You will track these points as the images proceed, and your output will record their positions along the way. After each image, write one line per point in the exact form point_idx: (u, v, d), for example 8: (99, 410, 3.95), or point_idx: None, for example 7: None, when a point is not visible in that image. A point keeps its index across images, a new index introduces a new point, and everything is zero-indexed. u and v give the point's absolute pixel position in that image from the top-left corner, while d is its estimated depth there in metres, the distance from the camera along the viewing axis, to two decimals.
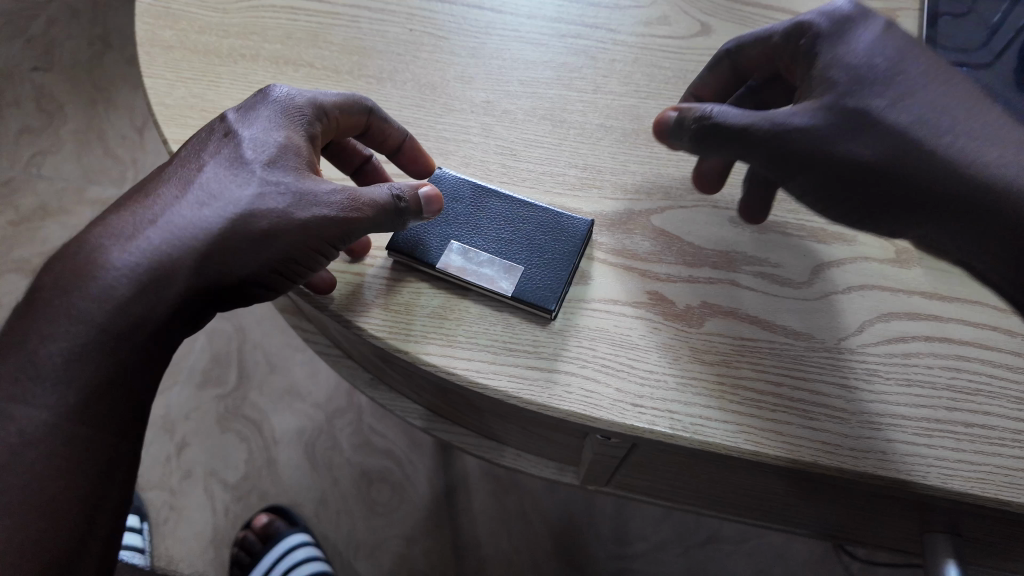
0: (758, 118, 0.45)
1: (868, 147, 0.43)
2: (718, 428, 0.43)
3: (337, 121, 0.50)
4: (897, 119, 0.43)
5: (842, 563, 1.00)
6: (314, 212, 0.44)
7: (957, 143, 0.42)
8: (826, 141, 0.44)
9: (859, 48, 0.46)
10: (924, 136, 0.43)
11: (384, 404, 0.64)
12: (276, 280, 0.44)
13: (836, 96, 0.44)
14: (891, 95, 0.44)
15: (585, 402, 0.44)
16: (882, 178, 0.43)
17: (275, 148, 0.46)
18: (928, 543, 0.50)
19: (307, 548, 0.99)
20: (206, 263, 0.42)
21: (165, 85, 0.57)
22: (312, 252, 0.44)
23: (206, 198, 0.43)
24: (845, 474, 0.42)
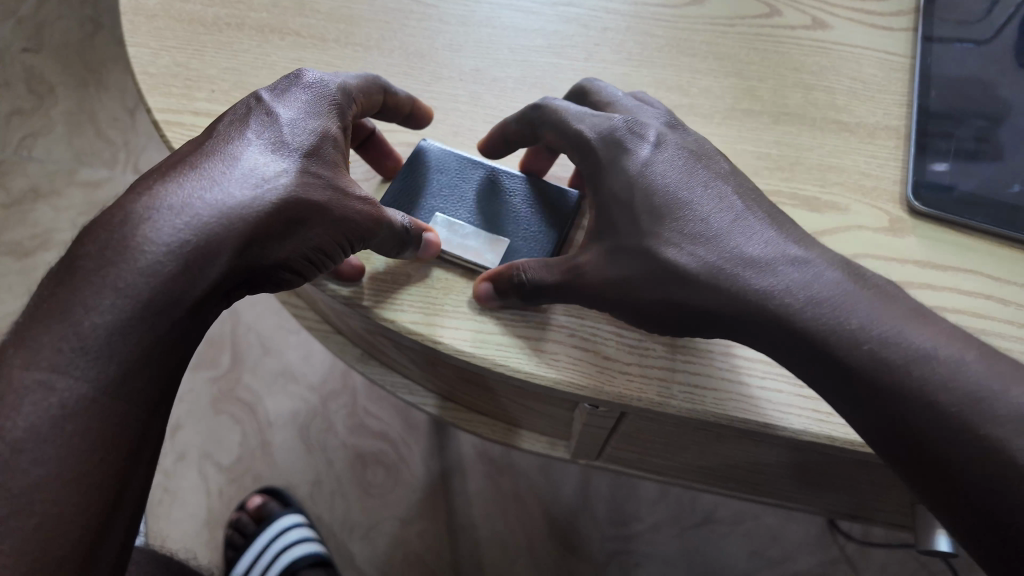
0: (553, 274, 0.43)
1: (656, 284, 0.42)
2: (708, 397, 0.42)
3: (361, 105, 0.48)
4: (675, 257, 0.42)
5: (836, 544, 1.00)
6: (350, 212, 0.43)
7: (745, 273, 0.41)
8: (623, 279, 0.43)
9: (636, 168, 0.45)
10: (710, 263, 0.42)
11: (374, 379, 0.64)
12: (301, 273, 0.43)
13: (614, 237, 0.44)
14: (671, 226, 0.43)
15: (570, 369, 0.43)
16: (682, 317, 0.42)
17: (316, 135, 0.44)
18: (921, 515, 0.50)
19: (300, 530, 0.98)
20: (247, 252, 0.39)
21: (149, 54, 0.56)
22: (337, 252, 0.43)
23: (255, 180, 0.40)
24: (837, 442, 0.41)
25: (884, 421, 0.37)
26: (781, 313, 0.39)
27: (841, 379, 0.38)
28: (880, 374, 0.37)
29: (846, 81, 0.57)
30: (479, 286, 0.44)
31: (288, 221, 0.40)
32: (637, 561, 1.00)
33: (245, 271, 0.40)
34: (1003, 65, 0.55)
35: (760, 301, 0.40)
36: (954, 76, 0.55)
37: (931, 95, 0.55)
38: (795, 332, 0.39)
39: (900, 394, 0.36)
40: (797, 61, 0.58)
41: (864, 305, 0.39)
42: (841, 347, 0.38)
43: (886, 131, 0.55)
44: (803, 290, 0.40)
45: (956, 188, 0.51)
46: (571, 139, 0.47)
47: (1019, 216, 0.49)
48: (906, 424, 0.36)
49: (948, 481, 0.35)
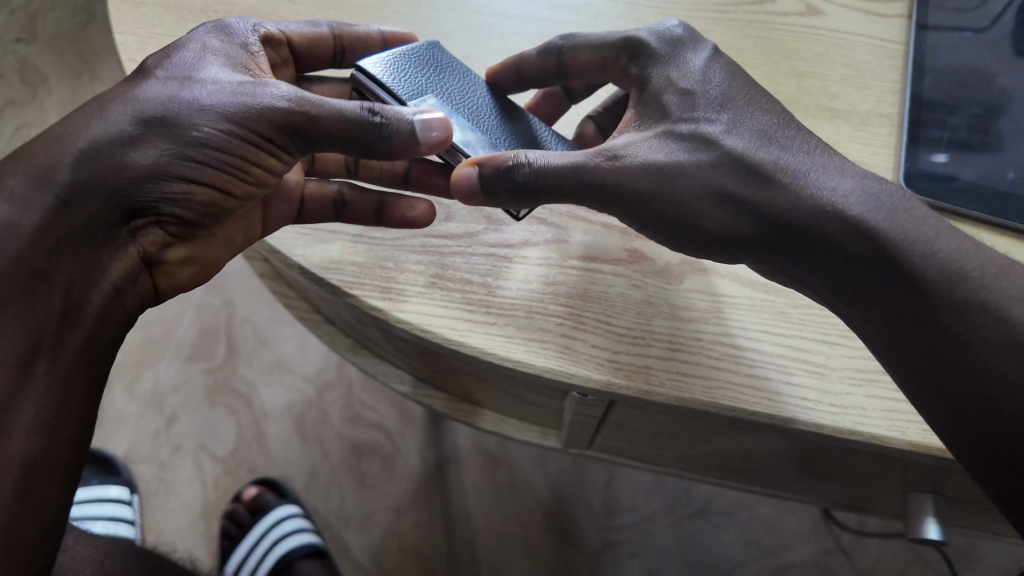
0: (585, 160, 0.42)
1: (717, 176, 0.42)
2: (695, 383, 0.42)
3: (295, 44, 0.52)
4: (733, 146, 0.43)
5: (832, 534, 1.00)
6: (227, 97, 0.42)
7: (805, 170, 0.42)
8: (675, 169, 0.42)
9: (693, 72, 0.46)
10: (765, 154, 0.43)
11: (365, 369, 0.63)
12: (192, 180, 0.43)
13: (672, 123, 0.44)
14: (729, 118, 0.44)
15: (558, 356, 0.43)
16: (737, 211, 0.42)
17: (185, 48, 0.45)
18: (911, 504, 0.50)
19: (296, 520, 0.98)
20: (100, 164, 0.41)
21: (136, 41, 0.55)
22: (232, 141, 0.42)
23: (109, 103, 0.43)
24: (824, 430, 0.41)
25: (927, 326, 0.39)
26: (834, 207, 0.40)
27: (895, 276, 0.39)
28: (929, 273, 0.39)
29: (840, 68, 0.57)
30: (462, 172, 0.42)
31: (143, 122, 0.42)
32: (632, 551, 1.00)
33: (111, 190, 0.42)
34: (1000, 52, 0.54)
35: (820, 191, 0.41)
36: (948, 64, 0.55)
37: (925, 83, 0.55)
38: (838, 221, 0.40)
39: (936, 287, 0.39)
40: (790, 48, 0.57)
41: (909, 211, 0.41)
42: (886, 236, 0.40)
43: (880, 118, 0.54)
44: (853, 190, 0.41)
45: (956, 178, 0.50)
46: (621, 45, 0.48)
47: (1018, 205, 0.49)
48: (949, 327, 0.38)
49: (972, 383, 0.37)
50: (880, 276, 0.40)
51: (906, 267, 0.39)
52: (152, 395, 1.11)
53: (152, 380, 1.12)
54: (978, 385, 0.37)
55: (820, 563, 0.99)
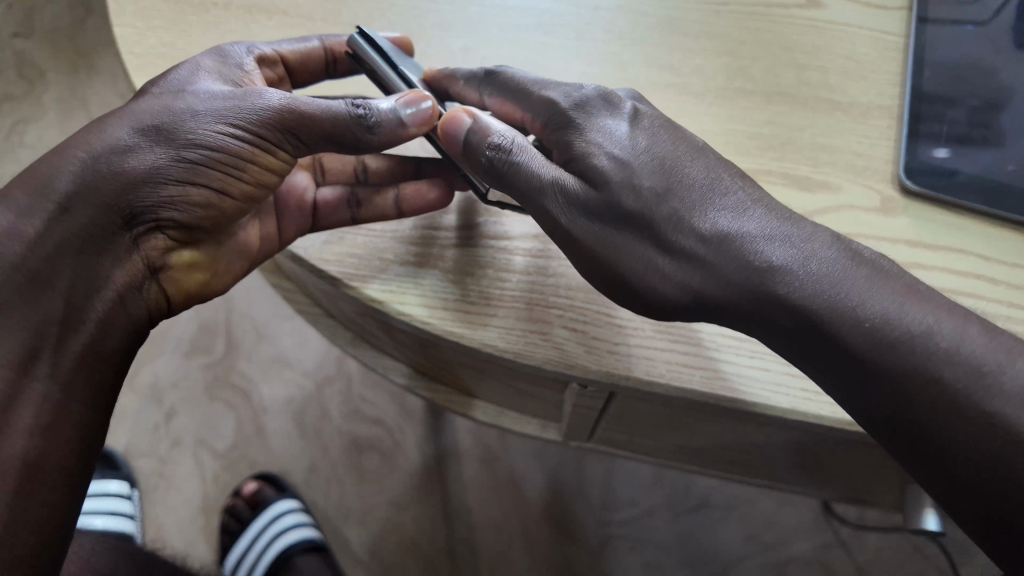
0: (545, 180, 0.43)
1: (667, 266, 0.41)
2: (695, 375, 0.42)
3: (284, 61, 0.51)
4: (681, 235, 0.42)
5: (832, 529, 1.01)
6: (223, 102, 0.45)
7: (738, 241, 0.41)
8: (609, 242, 0.42)
9: (612, 138, 0.44)
10: (720, 237, 0.41)
11: (364, 362, 0.63)
12: (189, 182, 0.45)
13: (616, 204, 0.42)
14: (673, 200, 0.43)
15: (558, 348, 0.43)
16: (677, 288, 0.41)
17: (179, 66, 0.47)
18: (911, 495, 0.50)
19: (295, 515, 0.99)
20: (100, 173, 0.43)
21: (134, 34, 0.55)
22: (227, 140, 0.45)
23: (105, 121, 0.45)
24: (825, 421, 0.41)
25: (879, 411, 0.37)
26: (765, 285, 0.39)
27: (830, 355, 0.38)
28: (861, 346, 0.37)
29: (840, 61, 0.56)
30: (458, 116, 0.45)
31: (142, 132, 0.44)
32: (632, 544, 1.00)
33: (111, 196, 0.43)
34: (999, 45, 0.54)
35: (752, 263, 0.40)
36: (949, 56, 0.55)
37: (924, 75, 0.55)
38: (795, 314, 0.38)
39: (901, 379, 0.36)
40: (791, 40, 0.57)
41: (858, 283, 0.39)
42: (838, 329, 0.37)
43: (879, 110, 0.54)
44: (783, 262, 0.40)
45: (955, 172, 0.50)
46: (535, 106, 0.47)
47: (1016, 198, 0.49)
48: (898, 398, 0.36)
49: (921, 446, 0.36)
50: (841, 377, 0.38)
51: (842, 342, 0.37)
52: (151, 390, 1.11)
53: (151, 374, 1.12)
54: (927, 447, 0.36)
55: (819, 558, 0.99)
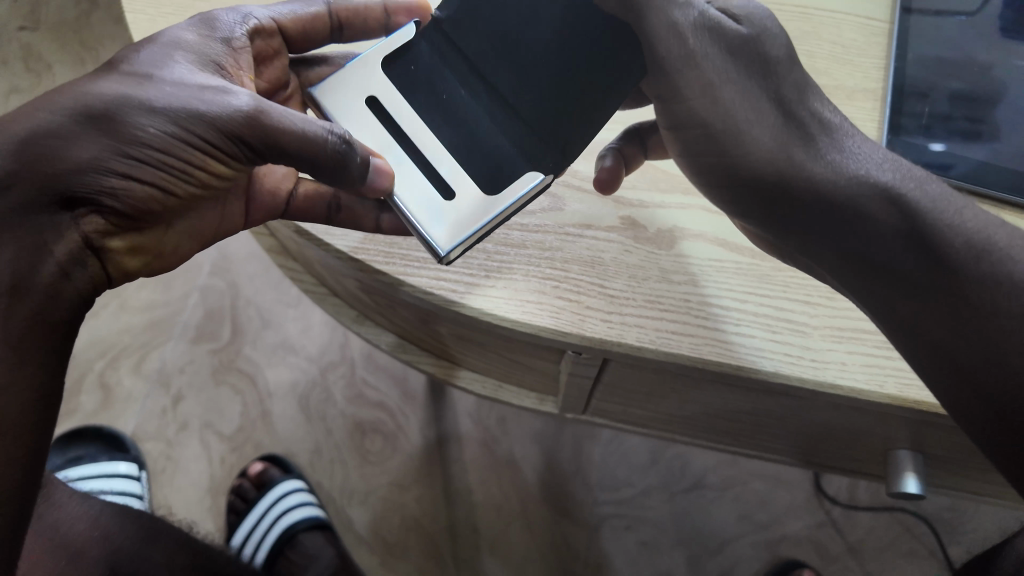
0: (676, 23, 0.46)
1: (765, 130, 0.46)
2: (683, 341, 0.44)
3: (285, 28, 0.54)
4: (791, 110, 0.46)
5: (824, 509, 1.03)
6: (179, 97, 0.43)
7: (847, 137, 0.46)
8: (714, 101, 0.46)
9: (756, 14, 0.48)
10: (824, 122, 0.46)
11: (368, 339, 0.65)
12: (134, 178, 0.43)
13: (737, 71, 0.47)
14: (790, 82, 0.47)
15: (555, 317, 0.45)
16: (775, 150, 0.45)
17: (152, 48, 0.46)
18: (891, 460, 0.52)
19: (299, 495, 1.01)
20: (36, 153, 0.40)
21: (146, 20, 0.57)
22: (177, 141, 0.43)
23: (62, 93, 0.43)
24: (806, 384, 0.43)
25: (940, 288, 0.41)
26: (865, 171, 0.44)
27: (908, 235, 0.42)
28: (951, 237, 0.42)
29: (827, 45, 0.59)
30: None
31: (90, 116, 0.42)
32: (629, 524, 1.03)
33: (47, 179, 0.41)
34: (987, 36, 0.55)
35: (854, 156, 0.45)
36: (935, 37, 0.56)
37: (908, 60, 0.56)
38: (879, 193, 0.43)
39: (960, 267, 0.41)
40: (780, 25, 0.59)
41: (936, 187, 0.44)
42: (917, 207, 0.42)
43: (864, 93, 0.57)
44: (889, 160, 0.45)
45: (952, 169, 0.52)
46: None
47: (989, 175, 0.51)
48: (962, 282, 0.41)
49: (959, 322, 0.41)
50: (910, 254, 0.42)
51: (919, 225, 0.42)
52: (159, 375, 1.13)
53: (158, 360, 1.14)
54: (964, 324, 0.40)
55: (812, 536, 1.02)
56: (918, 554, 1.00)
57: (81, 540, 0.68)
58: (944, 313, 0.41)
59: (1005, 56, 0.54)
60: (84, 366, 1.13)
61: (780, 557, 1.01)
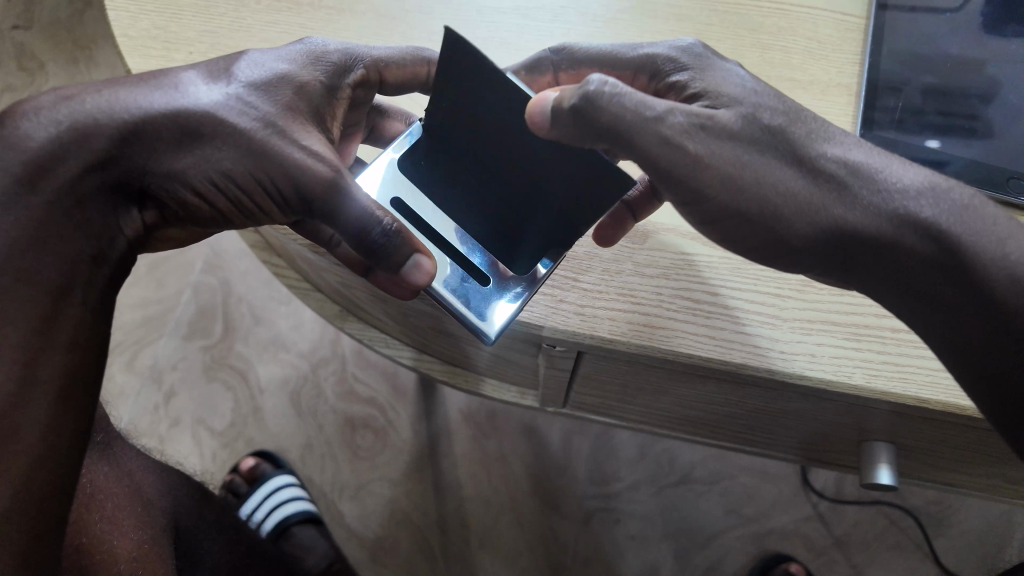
0: (670, 133, 0.41)
1: (798, 183, 0.42)
2: (656, 333, 0.45)
3: (382, 73, 0.52)
4: (814, 156, 0.42)
5: (811, 503, 1.04)
6: (272, 147, 0.45)
7: (885, 176, 0.43)
8: (744, 184, 0.41)
9: (744, 86, 0.44)
10: (850, 165, 0.43)
11: (353, 335, 0.66)
12: (203, 199, 0.47)
13: (756, 129, 0.42)
14: (799, 128, 0.43)
15: (529, 310, 0.46)
16: (816, 217, 0.42)
17: (274, 76, 0.48)
18: (865, 451, 0.53)
19: (292, 489, 1.02)
20: (133, 149, 0.46)
21: (129, 17, 0.58)
22: (252, 185, 0.46)
23: (184, 92, 0.46)
24: (776, 374, 0.44)
25: (991, 328, 0.41)
26: (903, 210, 0.42)
27: (958, 277, 0.41)
28: (1001, 276, 0.40)
29: (802, 41, 0.59)
30: (539, 98, 0.39)
31: (192, 129, 0.45)
32: (618, 518, 1.03)
33: (137, 172, 0.46)
34: (960, 32, 0.56)
35: (899, 191, 0.42)
36: (910, 33, 0.57)
37: (882, 55, 0.57)
38: (927, 237, 0.41)
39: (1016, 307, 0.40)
40: (756, 22, 0.60)
41: (981, 217, 0.42)
42: (959, 247, 0.41)
43: (838, 88, 0.57)
44: (929, 190, 0.42)
45: (947, 165, 0.52)
46: (635, 64, 0.49)
47: (961, 168, 0.52)
48: (1015, 320, 0.40)
49: (1005, 357, 0.41)
50: (956, 296, 0.41)
51: (969, 270, 0.41)
52: (151, 371, 1.14)
53: (151, 357, 1.15)
54: (1007, 359, 0.41)
55: (799, 529, 1.03)
56: (904, 547, 1.01)
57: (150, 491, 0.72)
58: (988, 352, 0.41)
59: (975, 54, 0.55)
60: None
61: (767, 551, 1.02)
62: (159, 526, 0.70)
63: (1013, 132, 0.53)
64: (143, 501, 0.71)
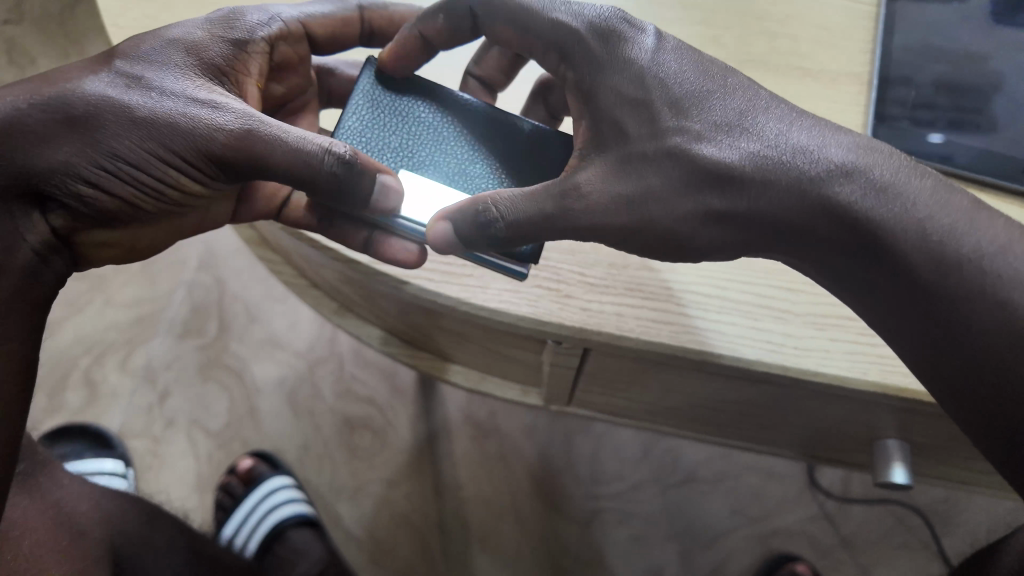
0: (571, 208, 0.41)
1: (700, 193, 0.41)
2: (663, 330, 0.43)
3: (308, 27, 0.53)
4: (716, 154, 0.41)
5: (817, 502, 1.02)
6: (178, 117, 0.44)
7: (802, 167, 0.40)
8: (645, 202, 0.41)
9: (648, 71, 0.43)
10: (755, 157, 0.40)
11: (351, 331, 0.64)
12: (101, 189, 0.45)
13: (658, 140, 0.41)
14: (700, 123, 0.42)
15: (533, 306, 0.44)
16: (720, 228, 0.41)
17: (170, 48, 0.46)
18: (877, 449, 0.51)
19: (287, 491, 1.00)
20: (17, 149, 0.43)
21: (119, 7, 0.57)
22: (150, 160, 0.45)
23: (56, 84, 0.44)
24: (788, 372, 0.42)
25: (922, 318, 0.39)
26: (824, 195, 0.39)
27: (884, 266, 0.39)
28: (925, 262, 0.39)
29: (811, 29, 0.58)
30: (437, 226, 0.42)
31: (71, 118, 0.43)
32: (620, 518, 1.02)
33: (18, 173, 0.43)
34: (973, 20, 0.54)
35: (813, 178, 0.40)
36: (923, 19, 0.55)
37: (895, 42, 0.55)
38: (845, 225, 0.39)
39: (946, 289, 0.38)
40: (764, 9, 0.58)
41: (906, 189, 0.40)
42: (877, 233, 0.39)
43: (848, 77, 0.56)
44: (850, 172, 0.40)
45: (957, 159, 0.51)
46: (546, 33, 0.45)
47: (978, 159, 0.50)
48: (938, 306, 0.39)
49: (943, 345, 0.39)
50: (885, 287, 0.40)
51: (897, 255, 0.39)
52: (145, 371, 1.12)
53: (145, 356, 1.13)
54: (949, 348, 0.39)
55: (804, 529, 1.01)
56: (912, 546, 1.00)
57: (86, 518, 0.67)
58: (924, 335, 0.39)
59: (990, 41, 0.53)
60: (70, 362, 1.11)
61: (773, 551, 1.00)
62: (92, 551, 0.65)
63: (1023, 124, 0.51)
64: (69, 529, 0.65)
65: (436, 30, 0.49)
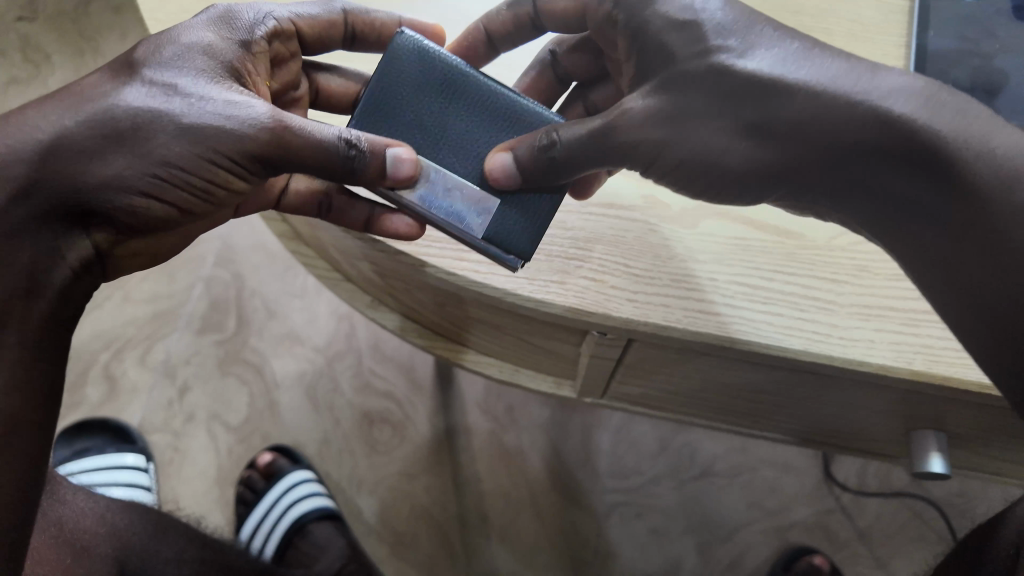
0: (620, 136, 0.43)
1: (739, 113, 0.42)
2: (710, 320, 0.44)
3: (298, 28, 0.53)
4: (755, 68, 0.41)
5: (833, 495, 1.03)
6: (217, 119, 0.44)
7: (850, 84, 0.40)
8: (683, 117, 0.43)
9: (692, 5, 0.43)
10: (798, 73, 0.41)
11: (384, 324, 0.65)
12: (151, 198, 0.45)
13: (698, 55, 0.42)
14: (745, 40, 0.42)
15: (579, 298, 0.45)
16: (750, 142, 0.42)
17: (196, 52, 0.47)
18: (913, 439, 0.52)
19: (309, 486, 1.01)
20: (64, 169, 0.43)
21: (159, 1, 0.57)
22: (197, 164, 0.44)
23: (95, 100, 0.44)
24: (835, 363, 0.43)
25: (960, 232, 0.40)
26: (871, 106, 0.40)
27: (926, 179, 0.40)
28: (976, 173, 0.39)
29: (845, 24, 0.58)
30: (497, 161, 0.43)
31: (115, 132, 0.43)
32: (639, 512, 1.03)
33: (67, 191, 0.44)
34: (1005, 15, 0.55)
35: (860, 91, 0.40)
36: (954, 14, 0.56)
37: (927, 36, 0.56)
38: (891, 138, 0.39)
39: (989, 201, 0.39)
40: (797, 4, 0.59)
41: (950, 109, 0.40)
42: (924, 144, 0.39)
43: None
44: (904, 91, 0.40)
45: None
46: None
47: None
48: (979, 220, 0.39)
49: (981, 262, 0.40)
50: (926, 200, 0.41)
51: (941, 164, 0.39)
52: (164, 366, 1.13)
53: (164, 350, 1.14)
54: (987, 267, 0.39)
55: (820, 522, 1.02)
56: (927, 539, 1.00)
57: (87, 536, 0.70)
58: (957, 252, 0.40)
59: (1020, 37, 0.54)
60: (89, 357, 1.12)
61: (790, 544, 1.01)
62: (93, 570, 0.68)
63: None
64: (73, 547, 0.68)
65: (499, 25, 0.55)
